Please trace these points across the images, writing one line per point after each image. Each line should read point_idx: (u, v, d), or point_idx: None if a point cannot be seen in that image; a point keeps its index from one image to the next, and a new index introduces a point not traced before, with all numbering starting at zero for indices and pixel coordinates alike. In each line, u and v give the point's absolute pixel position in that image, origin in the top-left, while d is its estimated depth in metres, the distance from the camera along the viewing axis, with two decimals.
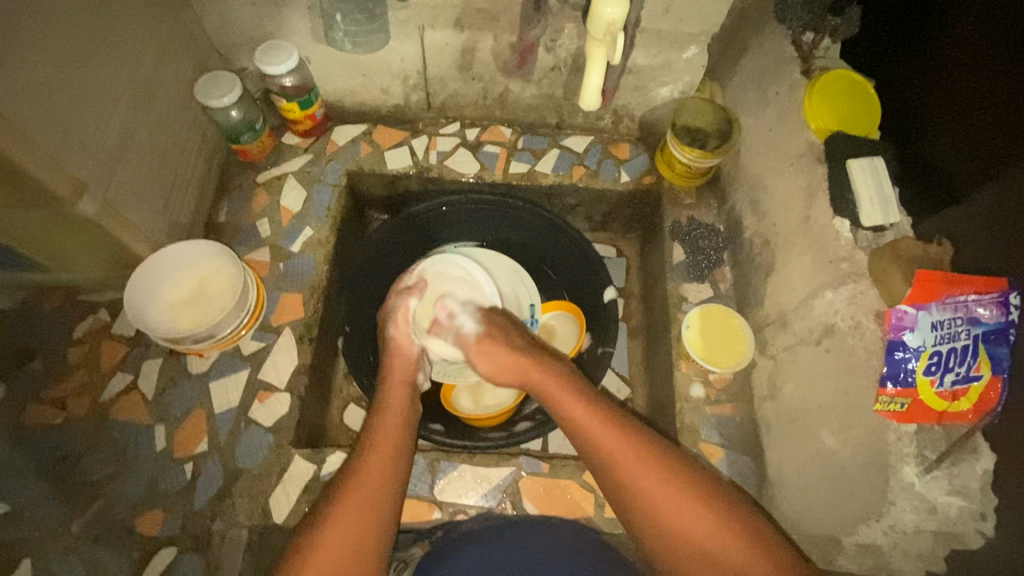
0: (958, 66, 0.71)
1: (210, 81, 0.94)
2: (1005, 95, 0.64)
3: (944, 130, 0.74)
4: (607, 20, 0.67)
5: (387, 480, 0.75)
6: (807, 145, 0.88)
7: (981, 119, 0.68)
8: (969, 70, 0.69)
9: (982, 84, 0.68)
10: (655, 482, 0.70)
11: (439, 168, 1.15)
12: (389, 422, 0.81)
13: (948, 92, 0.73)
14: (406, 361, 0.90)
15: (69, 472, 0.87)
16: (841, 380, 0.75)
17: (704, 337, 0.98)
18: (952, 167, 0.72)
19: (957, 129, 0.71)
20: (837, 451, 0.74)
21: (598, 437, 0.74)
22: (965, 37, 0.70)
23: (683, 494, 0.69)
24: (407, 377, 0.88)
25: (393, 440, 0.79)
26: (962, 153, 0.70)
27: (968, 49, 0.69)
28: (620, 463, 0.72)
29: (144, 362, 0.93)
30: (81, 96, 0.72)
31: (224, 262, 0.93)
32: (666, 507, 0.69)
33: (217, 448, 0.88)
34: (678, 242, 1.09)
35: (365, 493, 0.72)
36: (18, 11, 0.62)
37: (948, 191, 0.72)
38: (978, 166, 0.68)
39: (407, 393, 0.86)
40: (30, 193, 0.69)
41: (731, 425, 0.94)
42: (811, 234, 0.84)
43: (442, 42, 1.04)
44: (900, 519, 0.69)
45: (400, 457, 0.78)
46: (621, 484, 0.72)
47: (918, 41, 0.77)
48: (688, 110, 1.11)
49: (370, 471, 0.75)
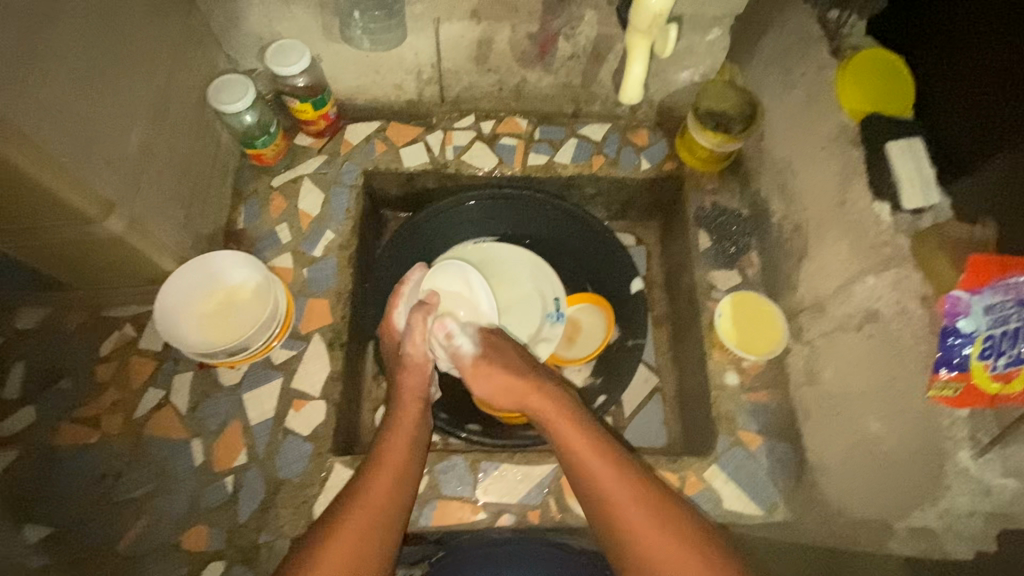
0: (965, 50, 0.75)
1: (222, 86, 0.92)
2: (1007, 85, 0.68)
3: (956, 110, 0.76)
4: (653, 13, 0.63)
5: (393, 500, 0.76)
6: (840, 128, 0.87)
7: (992, 96, 0.71)
8: (977, 50, 0.73)
9: (990, 64, 0.71)
10: (641, 523, 0.72)
11: (456, 164, 1.12)
12: (399, 440, 0.82)
13: (957, 74, 0.76)
14: (422, 378, 0.88)
15: (109, 490, 0.86)
16: (887, 365, 0.74)
17: (738, 327, 0.97)
18: (967, 144, 0.74)
19: (968, 108, 0.74)
20: (884, 436, 0.74)
21: (593, 467, 0.76)
22: (972, 20, 0.73)
23: (665, 528, 0.72)
24: (418, 392, 0.87)
25: (401, 460, 0.80)
26: (975, 130, 0.72)
27: (976, 31, 0.73)
28: (609, 492, 0.74)
29: (175, 377, 0.92)
30: (102, 112, 0.70)
31: (250, 273, 0.91)
32: (647, 538, 0.71)
33: (256, 460, 0.88)
34: (704, 229, 1.08)
35: (371, 514, 0.74)
36: (36, 28, 0.60)
37: (962, 170, 0.74)
38: (989, 141, 0.70)
39: (420, 409, 0.86)
40: (60, 213, 0.68)
41: (767, 411, 0.94)
42: (847, 218, 0.83)
43: (458, 35, 1.01)
44: (956, 503, 0.70)
45: (406, 476, 0.79)
46: (607, 515, 0.74)
47: (930, 32, 0.81)
48: (709, 95, 1.08)
49: (377, 491, 0.76)
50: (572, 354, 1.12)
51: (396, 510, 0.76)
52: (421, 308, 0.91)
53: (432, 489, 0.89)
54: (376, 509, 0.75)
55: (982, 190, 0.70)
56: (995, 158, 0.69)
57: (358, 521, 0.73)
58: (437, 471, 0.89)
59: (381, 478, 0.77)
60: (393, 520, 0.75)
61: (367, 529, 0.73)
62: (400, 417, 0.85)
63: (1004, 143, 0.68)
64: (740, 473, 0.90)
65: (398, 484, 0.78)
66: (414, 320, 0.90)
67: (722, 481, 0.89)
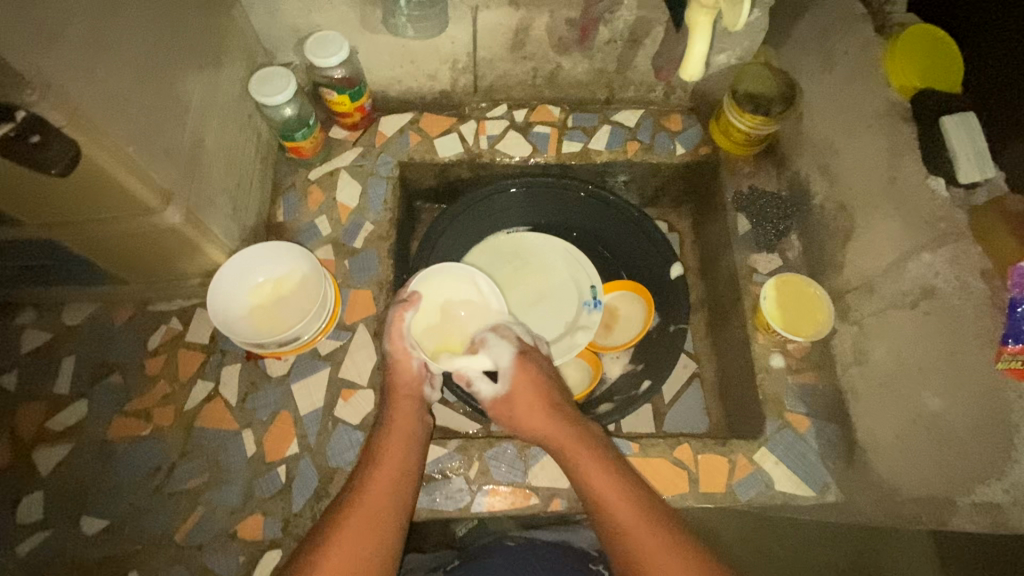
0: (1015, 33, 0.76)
1: (264, 78, 0.92)
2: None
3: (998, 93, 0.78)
4: None
5: (392, 499, 0.74)
6: (887, 105, 0.86)
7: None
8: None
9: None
10: (655, 552, 0.68)
11: (491, 153, 1.12)
12: (394, 437, 0.81)
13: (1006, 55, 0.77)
14: (413, 376, 0.88)
15: (164, 482, 0.87)
16: (947, 342, 0.74)
17: (782, 307, 0.96)
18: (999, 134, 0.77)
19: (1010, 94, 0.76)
20: (945, 412, 0.74)
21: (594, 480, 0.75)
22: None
23: (670, 548, 0.68)
24: (410, 391, 0.87)
25: (399, 457, 0.78)
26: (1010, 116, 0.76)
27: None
28: (619, 517, 0.71)
29: (223, 369, 0.93)
30: (159, 102, 0.70)
31: (296, 264, 0.91)
32: (650, 555, 0.67)
33: (308, 449, 0.88)
34: (742, 212, 1.07)
35: (369, 513, 0.71)
36: (99, 17, 0.60)
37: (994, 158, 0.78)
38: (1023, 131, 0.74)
39: (412, 406, 0.85)
40: (121, 204, 0.68)
41: (815, 393, 0.93)
42: (898, 195, 0.82)
43: (496, 22, 1.00)
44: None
45: (404, 475, 0.77)
46: (609, 528, 0.72)
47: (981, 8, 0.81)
48: (747, 78, 1.07)
49: (375, 490, 0.73)
50: (611, 340, 1.11)
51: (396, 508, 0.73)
52: (399, 305, 0.90)
53: (483, 475, 0.89)
54: (375, 508, 0.72)
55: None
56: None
57: (355, 522, 0.70)
58: (486, 457, 0.90)
59: (377, 476, 0.75)
60: (392, 521, 0.72)
61: (364, 526, 0.69)
62: (395, 416, 0.83)
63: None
64: (791, 455, 0.89)
65: (397, 483, 0.75)
66: (392, 317, 0.89)
67: (773, 463, 0.89)
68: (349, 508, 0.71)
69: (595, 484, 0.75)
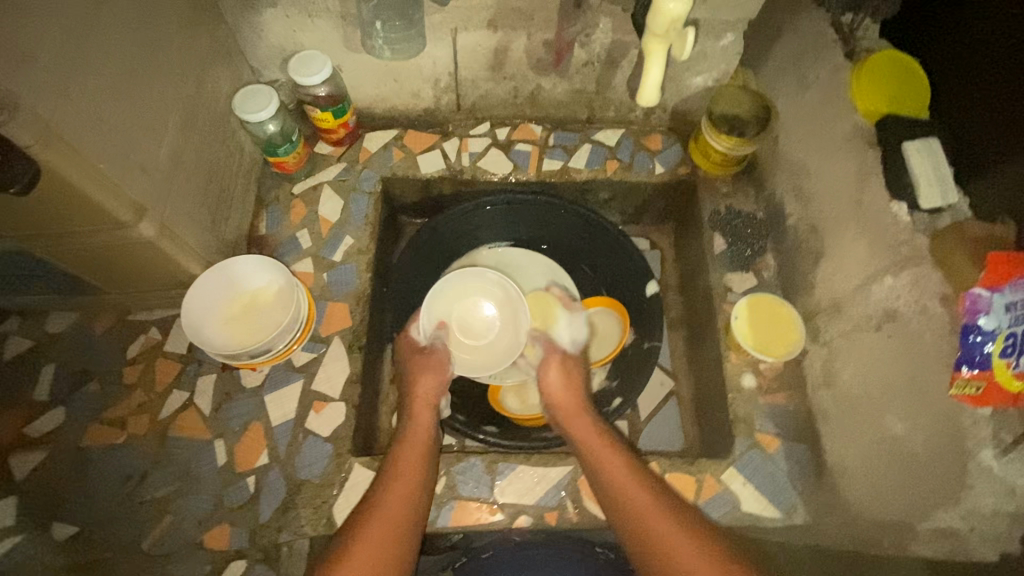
0: (978, 49, 0.76)
1: (247, 95, 0.94)
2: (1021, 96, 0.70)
3: (972, 106, 0.78)
4: (668, 16, 0.63)
5: (411, 503, 0.75)
6: (854, 129, 0.87)
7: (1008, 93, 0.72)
8: (996, 46, 0.73)
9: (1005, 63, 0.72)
10: (675, 539, 0.69)
11: (473, 170, 1.14)
12: (412, 443, 0.83)
13: (971, 74, 0.78)
14: (435, 383, 0.91)
15: (136, 490, 0.88)
16: (907, 366, 0.74)
17: (754, 327, 0.97)
18: (986, 142, 0.75)
19: (988, 104, 0.75)
20: (906, 436, 0.74)
21: (615, 478, 0.77)
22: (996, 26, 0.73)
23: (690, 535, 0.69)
24: (430, 398, 0.90)
25: (417, 462, 0.80)
26: (995, 123, 0.73)
27: (997, 32, 0.73)
28: (638, 508, 0.73)
29: (199, 379, 0.94)
30: (133, 119, 0.72)
31: (272, 275, 0.93)
32: (671, 543, 0.68)
33: (278, 460, 0.89)
34: (718, 232, 1.08)
35: (391, 518, 0.73)
36: (71, 40, 0.62)
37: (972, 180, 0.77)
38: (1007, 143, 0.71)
39: (431, 416, 0.87)
40: (93, 218, 0.70)
41: (785, 414, 0.93)
42: (864, 218, 0.83)
43: (475, 44, 1.03)
44: (979, 503, 0.69)
45: (421, 480, 0.79)
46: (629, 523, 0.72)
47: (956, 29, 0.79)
48: (723, 99, 1.09)
49: (393, 496, 0.75)
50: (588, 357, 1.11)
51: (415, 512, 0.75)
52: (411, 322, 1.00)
53: (450, 490, 0.89)
54: (393, 510, 0.74)
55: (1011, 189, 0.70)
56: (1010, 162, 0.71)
57: (378, 525, 0.72)
58: (454, 473, 0.90)
59: (394, 480, 0.77)
60: (412, 523, 0.74)
61: (385, 531, 0.71)
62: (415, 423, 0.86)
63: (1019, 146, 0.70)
64: (759, 475, 0.89)
65: (416, 487, 0.77)
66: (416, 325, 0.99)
67: (741, 484, 0.89)
68: (370, 512, 0.73)
69: (612, 478, 0.77)
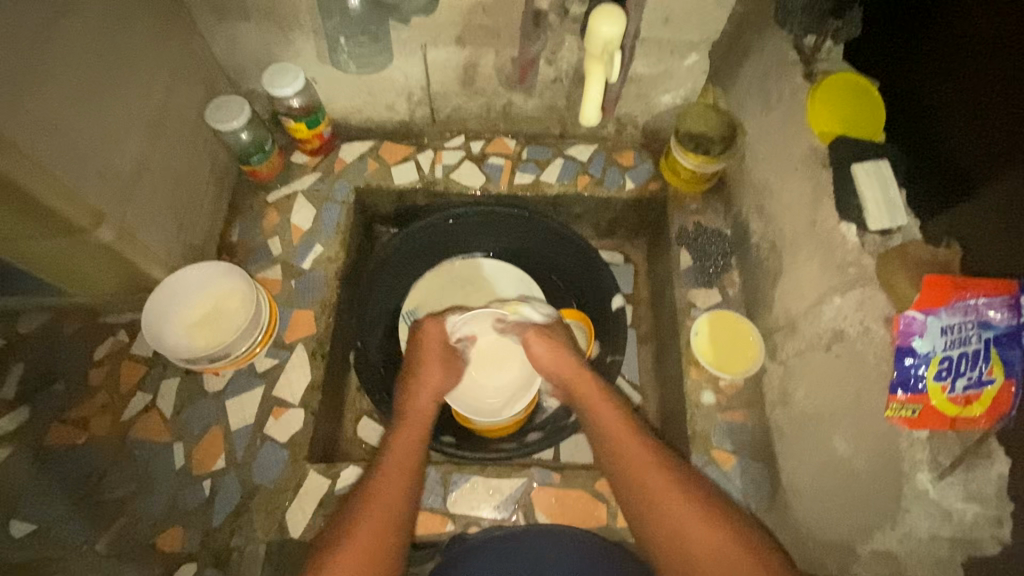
0: (963, 59, 0.72)
1: (218, 106, 0.97)
2: (1001, 100, 0.66)
3: (951, 121, 0.74)
4: (602, 39, 0.71)
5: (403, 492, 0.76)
6: (811, 150, 0.88)
7: (1003, 111, 0.66)
8: (968, 58, 0.71)
9: (1005, 76, 0.66)
10: (668, 498, 0.73)
11: (445, 182, 1.16)
12: (410, 437, 0.82)
13: (960, 83, 0.73)
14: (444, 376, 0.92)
15: (94, 489, 0.89)
16: (852, 387, 0.74)
17: (714, 343, 0.98)
18: (975, 160, 0.70)
19: (981, 118, 0.70)
20: (850, 457, 0.74)
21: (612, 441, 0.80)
22: (963, 38, 0.71)
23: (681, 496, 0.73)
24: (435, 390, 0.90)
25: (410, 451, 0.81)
26: (987, 141, 0.69)
27: (963, 46, 0.72)
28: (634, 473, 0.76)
29: (163, 382, 0.95)
30: (87, 128, 0.75)
31: (234, 281, 0.96)
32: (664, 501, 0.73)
33: (234, 465, 0.90)
34: (685, 248, 1.08)
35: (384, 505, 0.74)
36: (24, 51, 0.66)
37: (951, 198, 0.73)
38: (1000, 159, 0.66)
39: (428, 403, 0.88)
40: (53, 224, 0.74)
41: (743, 431, 0.93)
42: (818, 239, 0.84)
43: (445, 59, 1.05)
44: (915, 527, 0.67)
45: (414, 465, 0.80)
46: (647, 512, 0.73)
47: (924, 44, 0.78)
48: (691, 116, 1.12)
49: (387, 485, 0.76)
50: None
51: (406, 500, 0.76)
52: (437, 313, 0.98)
53: None
54: (391, 499, 0.75)
55: (973, 218, 0.69)
56: (994, 184, 0.67)
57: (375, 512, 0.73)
58: None
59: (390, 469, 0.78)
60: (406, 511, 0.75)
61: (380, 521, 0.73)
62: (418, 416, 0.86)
63: (1011, 167, 0.65)
64: None
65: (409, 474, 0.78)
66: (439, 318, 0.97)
67: None
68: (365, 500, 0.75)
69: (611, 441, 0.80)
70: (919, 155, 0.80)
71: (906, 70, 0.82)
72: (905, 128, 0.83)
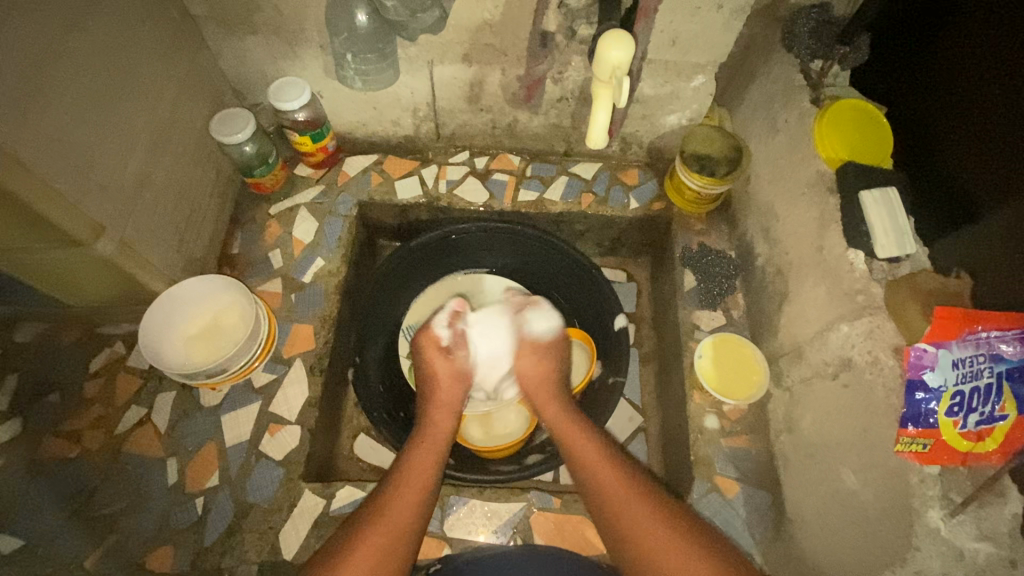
0: (959, 95, 0.74)
1: (224, 118, 0.97)
2: (1000, 132, 0.68)
3: (955, 152, 0.75)
4: (613, 63, 0.72)
5: (411, 514, 0.75)
6: (818, 175, 0.87)
7: (1004, 143, 0.67)
8: (965, 93, 0.73)
9: (1008, 101, 0.66)
10: (672, 551, 0.71)
11: (449, 197, 1.15)
12: (428, 454, 0.81)
13: (959, 117, 0.74)
14: (449, 384, 0.91)
15: (85, 505, 0.88)
16: (861, 418, 0.73)
17: (716, 366, 0.97)
18: (983, 186, 0.70)
19: (985, 144, 0.70)
20: (859, 492, 0.72)
21: (613, 490, 0.77)
22: (958, 75, 0.74)
23: (687, 551, 0.70)
24: (453, 409, 0.90)
25: (425, 475, 0.79)
26: (992, 168, 0.69)
27: (957, 81, 0.74)
28: (638, 527, 0.73)
29: (158, 396, 0.94)
30: (92, 143, 0.75)
31: (236, 296, 0.95)
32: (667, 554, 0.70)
33: (228, 482, 0.89)
34: (690, 268, 1.07)
35: (391, 527, 0.73)
36: (31, 67, 0.66)
37: (975, 216, 0.71)
38: (1004, 189, 0.67)
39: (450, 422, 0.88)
40: (54, 236, 0.74)
41: (747, 459, 0.91)
42: (824, 265, 0.83)
43: (451, 77, 1.05)
44: (927, 566, 0.64)
45: (427, 493, 0.77)
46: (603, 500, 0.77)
47: (926, 76, 0.80)
48: (695, 138, 1.09)
49: (398, 510, 0.74)
50: None
51: (414, 519, 0.75)
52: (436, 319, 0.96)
53: None
54: (398, 520, 0.73)
55: (987, 247, 0.68)
56: (1012, 203, 0.65)
57: (381, 534, 0.72)
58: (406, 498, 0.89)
59: (404, 491, 0.76)
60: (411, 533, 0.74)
61: (383, 544, 0.71)
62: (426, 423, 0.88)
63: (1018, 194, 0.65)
64: (717, 520, 0.87)
65: (419, 500, 0.76)
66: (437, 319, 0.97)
67: None
68: (372, 521, 0.73)
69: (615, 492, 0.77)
70: (928, 184, 0.80)
71: (922, 88, 0.81)
72: (915, 153, 0.82)
